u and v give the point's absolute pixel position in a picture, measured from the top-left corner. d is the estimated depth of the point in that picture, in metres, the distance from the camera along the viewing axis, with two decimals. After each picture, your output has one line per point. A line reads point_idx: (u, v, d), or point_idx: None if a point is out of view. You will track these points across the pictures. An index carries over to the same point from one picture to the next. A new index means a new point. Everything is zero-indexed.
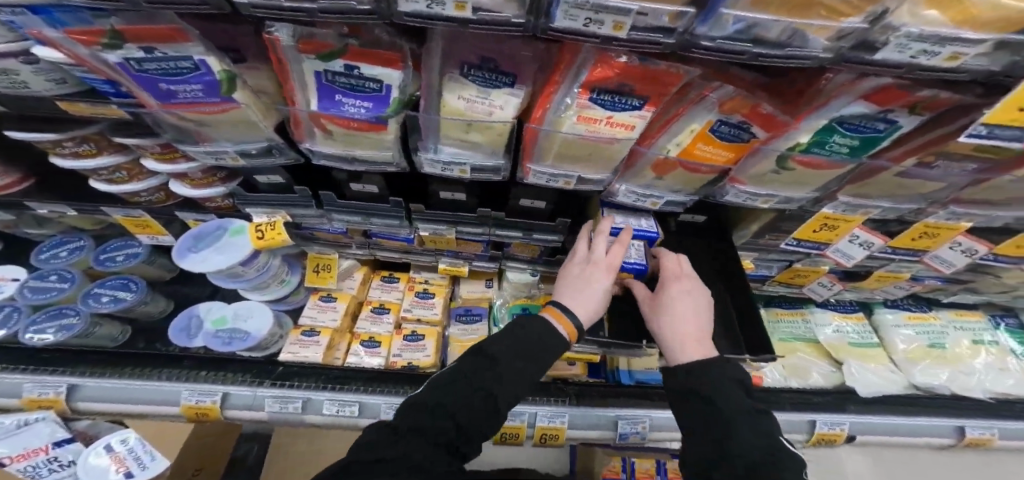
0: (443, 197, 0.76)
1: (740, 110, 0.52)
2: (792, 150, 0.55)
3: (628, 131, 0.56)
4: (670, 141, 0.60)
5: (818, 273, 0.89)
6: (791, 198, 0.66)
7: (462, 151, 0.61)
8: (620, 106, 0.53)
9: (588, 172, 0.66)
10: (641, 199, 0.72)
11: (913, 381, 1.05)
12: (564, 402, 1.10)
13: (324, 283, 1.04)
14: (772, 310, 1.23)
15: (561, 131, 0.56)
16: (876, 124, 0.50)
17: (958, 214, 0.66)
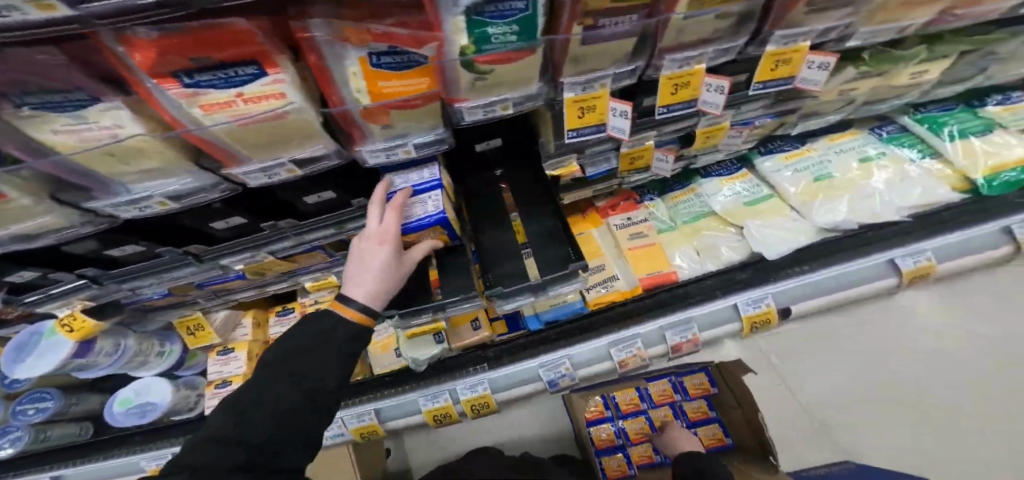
0: (213, 229, 0.74)
1: (369, 36, 0.44)
2: (466, 56, 0.50)
3: (281, 100, 0.47)
4: (351, 91, 0.51)
5: (647, 151, 0.85)
6: (527, 96, 0.61)
7: (149, 182, 0.57)
8: (235, 81, 0.43)
9: (297, 153, 0.58)
10: (393, 154, 0.64)
11: (816, 224, 0.99)
12: (483, 368, 1.09)
13: (208, 341, 1.09)
14: (669, 197, 1.20)
15: (206, 126, 0.48)
16: (511, 3, 0.46)
17: (682, 60, 0.60)
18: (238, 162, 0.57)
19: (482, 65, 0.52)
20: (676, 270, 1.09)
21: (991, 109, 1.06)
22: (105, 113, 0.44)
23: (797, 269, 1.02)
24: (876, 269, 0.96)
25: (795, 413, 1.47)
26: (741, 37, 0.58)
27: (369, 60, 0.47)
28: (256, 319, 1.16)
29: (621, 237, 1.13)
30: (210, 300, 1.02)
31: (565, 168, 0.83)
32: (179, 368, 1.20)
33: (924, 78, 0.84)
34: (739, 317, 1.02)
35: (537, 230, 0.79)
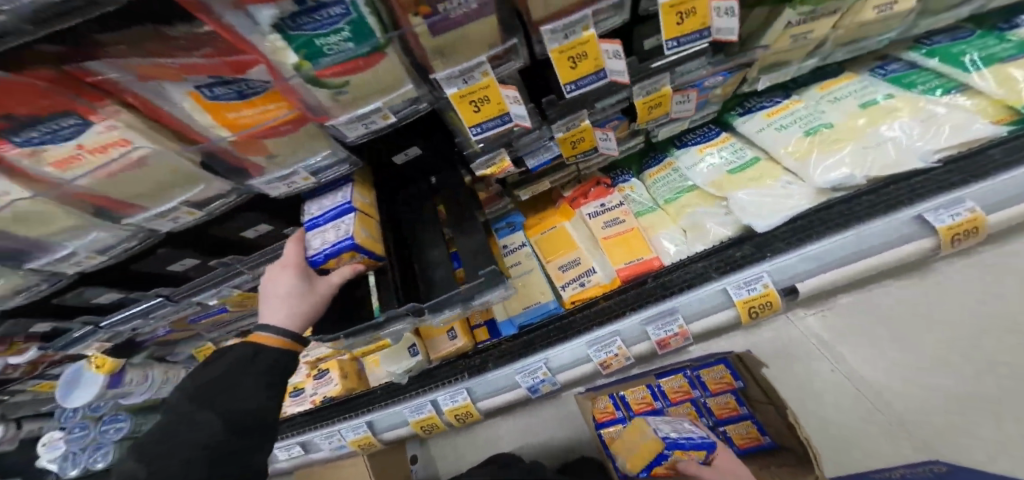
0: (174, 270, 0.77)
1: (187, 73, 0.42)
2: (305, 71, 0.47)
3: (127, 146, 0.47)
4: (207, 128, 0.50)
5: (587, 132, 0.76)
6: (409, 98, 0.57)
7: (65, 243, 0.59)
8: (71, 131, 0.43)
9: (183, 195, 0.57)
10: (288, 182, 0.63)
11: (815, 186, 0.86)
12: (459, 378, 1.04)
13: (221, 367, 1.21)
14: (647, 175, 1.11)
15: (70, 181, 0.48)
16: (329, 10, 0.42)
17: (563, 30, 0.52)
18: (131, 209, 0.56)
19: (329, 78, 0.49)
20: (659, 256, 1.02)
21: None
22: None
23: (822, 230, 0.80)
24: (901, 232, 0.74)
25: (884, 430, 1.01)
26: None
27: (199, 93, 0.45)
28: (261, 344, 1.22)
29: (595, 227, 1.07)
30: (212, 331, 1.11)
31: (496, 165, 0.77)
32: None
33: (895, 11, 0.67)
34: (732, 303, 0.86)
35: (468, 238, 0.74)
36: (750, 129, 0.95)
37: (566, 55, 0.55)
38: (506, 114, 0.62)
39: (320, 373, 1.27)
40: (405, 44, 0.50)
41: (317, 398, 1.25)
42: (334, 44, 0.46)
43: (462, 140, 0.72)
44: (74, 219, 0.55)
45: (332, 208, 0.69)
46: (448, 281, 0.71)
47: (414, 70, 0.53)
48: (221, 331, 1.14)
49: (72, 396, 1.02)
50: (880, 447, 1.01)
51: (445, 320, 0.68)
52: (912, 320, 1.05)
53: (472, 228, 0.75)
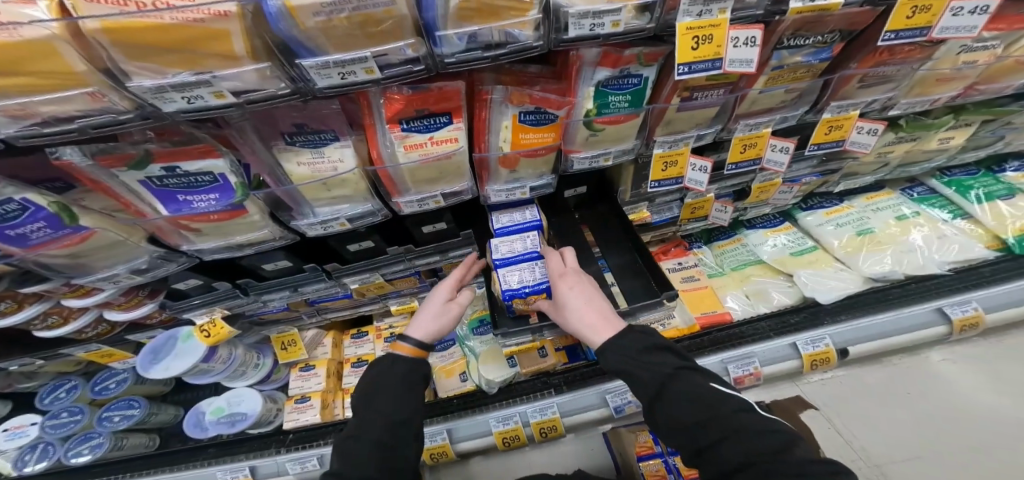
0: (348, 251, 0.93)
1: (527, 97, 0.63)
2: (589, 117, 0.67)
3: (454, 145, 0.64)
4: (498, 139, 0.69)
5: (707, 202, 0.99)
6: (627, 150, 0.76)
7: (335, 207, 0.73)
8: (434, 127, 0.61)
9: (447, 187, 0.74)
10: (511, 193, 0.80)
11: (865, 274, 1.07)
12: (550, 393, 1.15)
13: (295, 357, 1.34)
14: (716, 245, 1.32)
15: (399, 163, 0.64)
16: (628, 80, 0.64)
17: (755, 124, 0.75)
18: (403, 193, 0.73)
19: (599, 124, 0.68)
20: (729, 311, 1.17)
21: (1010, 175, 1.16)
22: (341, 150, 0.62)
23: (862, 309, 1.05)
24: (924, 318, 0.99)
25: None
26: (802, 106, 0.75)
27: (518, 115, 0.65)
28: (335, 340, 1.45)
29: (676, 279, 1.23)
30: (311, 316, 1.28)
31: (637, 214, 0.99)
32: (263, 382, 1.36)
33: (950, 143, 0.94)
34: (798, 355, 1.03)
35: (617, 264, 0.91)
36: (811, 222, 1.20)
37: (749, 141, 0.78)
38: (680, 177, 0.83)
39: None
40: (648, 117, 0.71)
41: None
42: (616, 101, 0.66)
43: (622, 188, 0.94)
44: (354, 189, 0.69)
45: (520, 223, 0.86)
46: (611, 298, 0.85)
47: (644, 130, 0.73)
48: (317, 318, 1.30)
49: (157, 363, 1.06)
50: None
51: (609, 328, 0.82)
52: (888, 396, 1.21)
53: (621, 254, 0.93)
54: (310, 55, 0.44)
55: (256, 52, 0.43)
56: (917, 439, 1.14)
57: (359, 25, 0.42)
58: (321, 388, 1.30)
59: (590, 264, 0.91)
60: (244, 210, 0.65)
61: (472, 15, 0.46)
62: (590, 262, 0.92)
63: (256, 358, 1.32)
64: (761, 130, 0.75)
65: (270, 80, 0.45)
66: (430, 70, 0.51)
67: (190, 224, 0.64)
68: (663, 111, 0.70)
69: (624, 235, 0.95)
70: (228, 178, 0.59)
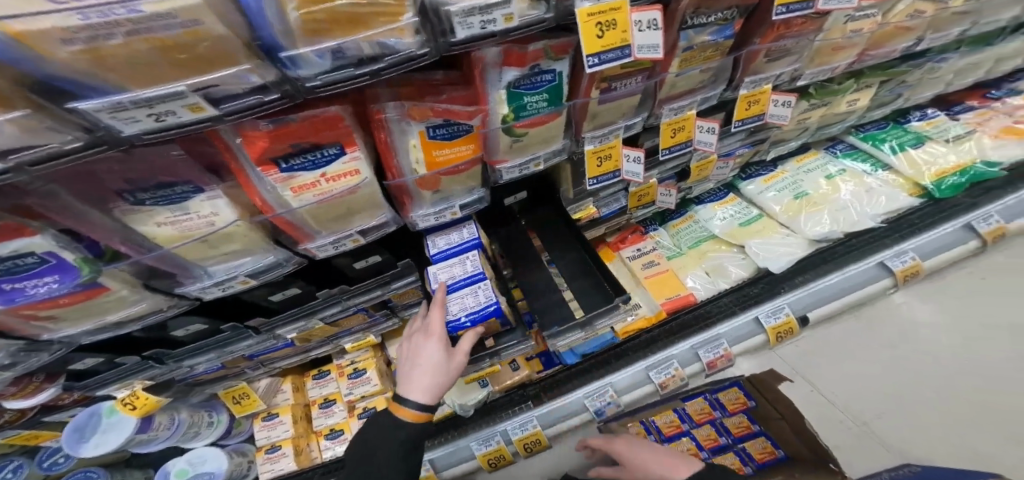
0: (273, 301, 0.81)
1: (431, 111, 0.54)
2: (506, 123, 0.60)
3: (354, 176, 0.55)
4: (410, 161, 0.60)
5: (652, 189, 0.95)
6: (555, 151, 0.71)
7: (231, 263, 0.62)
8: (323, 161, 0.51)
9: (362, 223, 0.65)
10: (440, 215, 0.72)
11: (810, 237, 1.07)
12: (528, 406, 1.09)
13: (254, 408, 1.20)
14: (670, 225, 1.28)
15: (291, 206, 0.54)
16: (540, 77, 0.57)
17: (677, 108, 0.72)
18: (312, 237, 0.63)
19: (519, 129, 0.62)
20: (692, 292, 1.14)
21: (915, 125, 1.15)
22: (207, 203, 0.51)
23: (814, 273, 1.07)
24: (868, 275, 1.02)
25: (855, 436, 1.17)
26: (719, 85, 0.71)
27: (425, 131, 0.57)
28: (295, 384, 1.28)
29: (637, 268, 1.19)
30: (257, 369, 1.10)
31: (584, 212, 0.92)
32: (227, 438, 1.23)
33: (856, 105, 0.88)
34: (763, 329, 1.04)
35: (568, 270, 0.86)
36: (753, 191, 1.18)
37: (676, 125, 0.74)
38: (618, 171, 0.78)
39: (365, 411, 1.22)
40: (570, 113, 0.66)
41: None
42: (533, 102, 0.60)
43: (564, 188, 0.88)
44: (245, 243, 0.60)
45: (459, 243, 0.78)
46: (568, 308, 0.81)
47: (567, 127, 0.68)
48: (265, 369, 1.11)
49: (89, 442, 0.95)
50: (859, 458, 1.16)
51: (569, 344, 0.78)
52: (858, 346, 1.25)
53: (572, 259, 0.87)
54: (95, 95, 0.33)
55: (4, 99, 0.30)
56: (888, 382, 1.22)
57: (152, 54, 0.31)
58: (291, 434, 1.19)
59: (542, 274, 0.86)
60: (107, 286, 0.55)
61: (327, 25, 0.36)
62: (541, 273, 0.86)
63: (208, 415, 1.18)
64: (685, 116, 0.72)
65: (57, 131, 0.34)
66: (292, 99, 0.41)
67: (38, 312, 0.53)
68: (585, 104, 0.64)
69: (573, 238, 0.90)
70: (62, 255, 0.48)
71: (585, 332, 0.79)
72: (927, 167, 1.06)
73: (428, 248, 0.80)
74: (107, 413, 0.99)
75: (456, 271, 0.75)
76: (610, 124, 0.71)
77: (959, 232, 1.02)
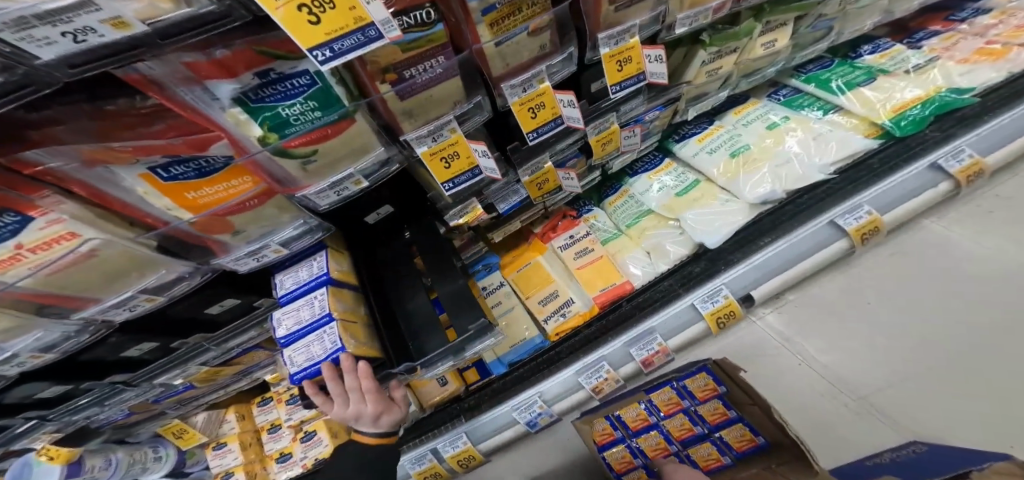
0: (131, 356, 0.75)
1: (133, 151, 0.40)
2: (270, 145, 0.46)
3: (74, 239, 0.44)
4: (164, 206, 0.48)
5: (551, 174, 0.80)
6: (379, 160, 0.57)
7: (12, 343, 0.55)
8: (2, 232, 0.40)
9: (146, 281, 0.55)
10: (260, 254, 0.61)
11: (749, 202, 0.89)
12: (458, 421, 1.01)
13: (196, 440, 1.26)
14: (608, 203, 1.14)
15: (6, 285, 0.44)
16: (284, 83, 0.42)
17: (521, 83, 0.56)
18: (94, 302, 0.54)
19: (298, 149, 0.48)
20: (630, 279, 1.02)
21: (867, 59, 0.97)
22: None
23: (762, 243, 0.88)
24: (817, 238, 0.84)
25: (834, 398, 1.03)
26: (570, 43, 0.55)
27: (153, 174, 0.44)
28: (240, 413, 1.30)
29: (567, 259, 1.06)
30: (179, 408, 1.12)
31: (471, 213, 0.78)
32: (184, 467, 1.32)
33: (778, 47, 0.70)
34: (702, 317, 0.90)
35: (445, 288, 0.75)
36: (686, 152, 0.99)
37: (526, 103, 0.59)
38: (475, 167, 0.64)
39: (307, 435, 1.20)
40: (366, 113, 0.50)
41: (305, 463, 1.16)
42: (295, 114, 0.45)
43: (434, 192, 0.74)
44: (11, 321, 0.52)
45: (306, 280, 0.68)
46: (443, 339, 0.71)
47: (377, 127, 0.54)
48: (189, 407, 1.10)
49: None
50: (851, 428, 1.00)
51: (441, 373, 0.70)
52: (858, 300, 1.04)
53: (450, 275, 0.76)
54: None
55: None
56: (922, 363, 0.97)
57: None
58: (240, 461, 1.21)
59: (416, 297, 0.76)
60: None
61: None
62: (415, 295, 0.76)
63: (153, 451, 1.26)
64: (542, 82, 0.57)
65: None
66: None
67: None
68: (381, 101, 0.49)
69: (452, 251, 0.78)
70: None
71: (457, 361, 0.71)
72: (882, 104, 0.86)
73: (278, 286, 0.70)
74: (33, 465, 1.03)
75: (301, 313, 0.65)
76: (440, 115, 0.56)
77: (927, 173, 0.81)
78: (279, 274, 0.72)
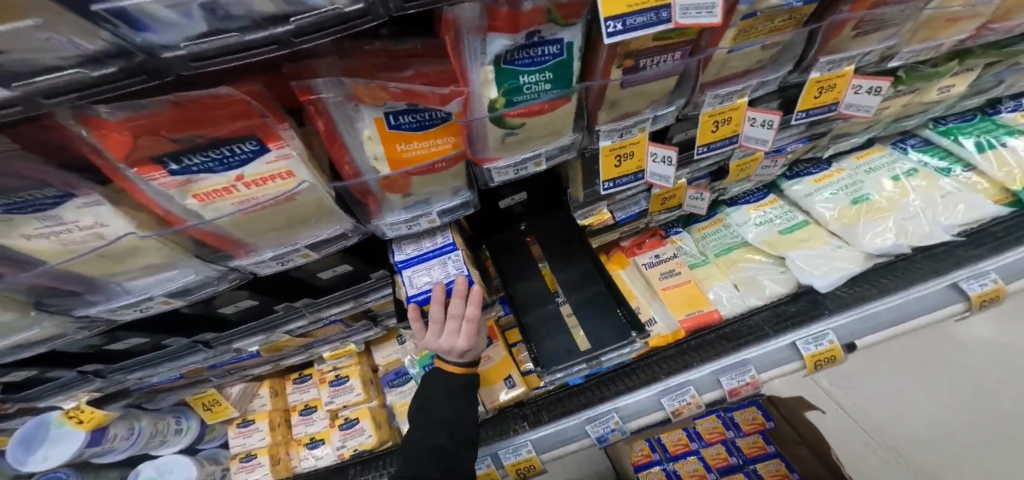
0: (224, 314, 0.70)
1: (390, 93, 0.40)
2: (496, 110, 0.45)
3: (287, 178, 0.42)
4: (369, 157, 0.47)
5: (680, 191, 0.79)
6: (562, 148, 0.56)
7: (148, 280, 0.49)
8: (236, 161, 0.38)
9: (313, 234, 0.52)
10: (414, 222, 0.60)
11: (866, 250, 0.90)
12: (523, 428, 0.97)
13: (227, 415, 1.00)
14: (694, 229, 1.13)
15: (206, 219, 0.41)
16: (542, 49, 0.42)
17: (724, 95, 0.54)
18: (252, 251, 0.51)
19: (512, 119, 0.47)
20: (717, 308, 0.99)
21: (1006, 117, 0.98)
22: (85, 210, 0.36)
23: (870, 293, 0.88)
24: (937, 297, 0.83)
25: (866, 442, 1.23)
26: (784, 65, 0.54)
27: (383, 120, 0.43)
28: (274, 388, 1.05)
29: (652, 279, 1.03)
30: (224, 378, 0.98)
31: (596, 216, 0.77)
32: (200, 443, 1.04)
33: (952, 91, 0.71)
34: (800, 356, 0.87)
35: (572, 287, 0.74)
36: (800, 192, 1.01)
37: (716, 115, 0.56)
38: (638, 172, 0.62)
39: (347, 422, 0.96)
40: (583, 99, 0.49)
41: (346, 452, 0.93)
42: (531, 84, 0.45)
43: (572, 190, 0.73)
44: (166, 254, 0.46)
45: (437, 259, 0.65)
46: (568, 340, 0.70)
47: (581, 117, 0.52)
48: (236, 376, 1.00)
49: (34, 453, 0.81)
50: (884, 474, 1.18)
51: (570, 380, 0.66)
52: (887, 361, 1.32)
53: (577, 275, 0.75)
54: None
55: None
56: (947, 434, 1.19)
57: None
58: (266, 443, 0.96)
59: (540, 292, 0.74)
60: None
61: None
62: (538, 290, 0.75)
63: (176, 422, 1.00)
64: (738, 101, 0.55)
65: None
66: (149, 75, 0.27)
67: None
68: (599, 91, 0.48)
69: (580, 248, 0.77)
70: None
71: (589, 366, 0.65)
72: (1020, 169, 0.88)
73: (399, 262, 0.67)
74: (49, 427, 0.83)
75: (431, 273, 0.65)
76: (632, 116, 0.54)
77: None
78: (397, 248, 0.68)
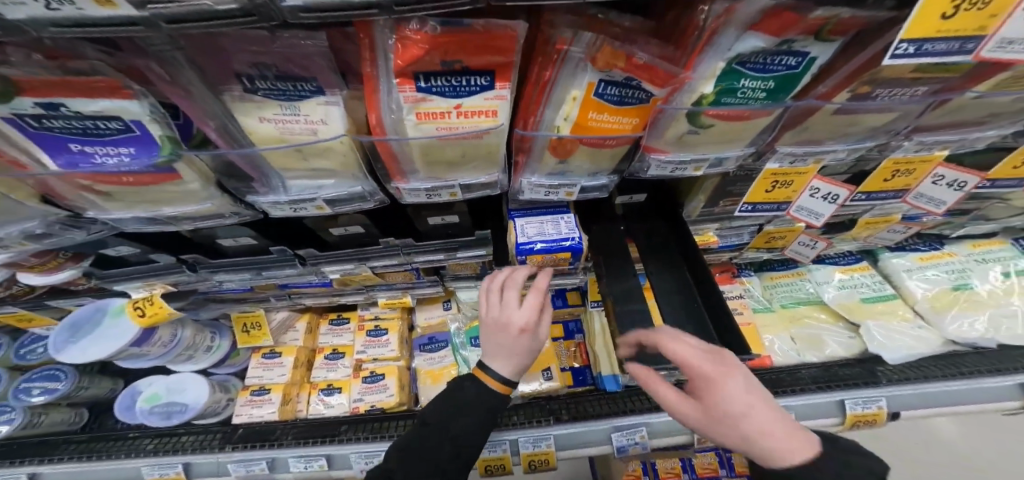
0: (328, 237, 0.70)
1: (621, 62, 0.40)
2: (700, 106, 0.45)
3: (491, 118, 0.43)
4: (558, 115, 0.47)
5: (793, 234, 0.79)
6: (726, 159, 0.55)
7: (309, 182, 0.49)
8: (465, 90, 0.40)
9: (469, 178, 0.53)
10: (553, 191, 0.60)
11: (948, 336, 0.93)
12: (547, 422, 0.94)
13: (259, 342, 0.97)
14: (767, 276, 1.13)
15: (406, 138, 0.42)
16: (783, 59, 0.40)
17: (929, 143, 0.57)
18: (407, 178, 0.51)
19: (707, 118, 0.47)
20: (770, 355, 0.97)
21: None
22: (321, 108, 0.38)
23: (935, 374, 0.88)
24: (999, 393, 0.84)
25: None
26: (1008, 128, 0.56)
27: (595, 86, 0.43)
28: (310, 324, 1.04)
29: None
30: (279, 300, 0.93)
31: (700, 237, 0.79)
32: (217, 366, 0.97)
33: None
34: (843, 414, 0.85)
35: (665, 293, 0.73)
36: (898, 266, 1.06)
37: (914, 164, 0.62)
38: (784, 203, 0.66)
39: (371, 376, 0.95)
40: (781, 116, 0.48)
41: (361, 406, 0.92)
42: (747, 89, 0.43)
43: (693, 204, 0.73)
44: (343, 163, 0.46)
45: (552, 239, 0.63)
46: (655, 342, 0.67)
47: (768, 134, 0.51)
48: (288, 302, 0.96)
49: (72, 343, 0.70)
50: None
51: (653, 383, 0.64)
52: (909, 451, 1.29)
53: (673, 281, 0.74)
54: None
55: None
56: None
57: None
58: (286, 380, 0.95)
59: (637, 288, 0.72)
60: (179, 175, 0.44)
61: None
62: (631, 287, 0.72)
63: (209, 338, 0.93)
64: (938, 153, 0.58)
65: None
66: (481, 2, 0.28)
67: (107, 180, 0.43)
68: (812, 110, 0.47)
69: (682, 260, 0.75)
70: (144, 128, 0.38)
71: None
72: None
73: (514, 228, 0.65)
74: (105, 314, 0.73)
75: (544, 229, 0.64)
76: (814, 146, 0.54)
77: None
78: (515, 212, 0.67)
